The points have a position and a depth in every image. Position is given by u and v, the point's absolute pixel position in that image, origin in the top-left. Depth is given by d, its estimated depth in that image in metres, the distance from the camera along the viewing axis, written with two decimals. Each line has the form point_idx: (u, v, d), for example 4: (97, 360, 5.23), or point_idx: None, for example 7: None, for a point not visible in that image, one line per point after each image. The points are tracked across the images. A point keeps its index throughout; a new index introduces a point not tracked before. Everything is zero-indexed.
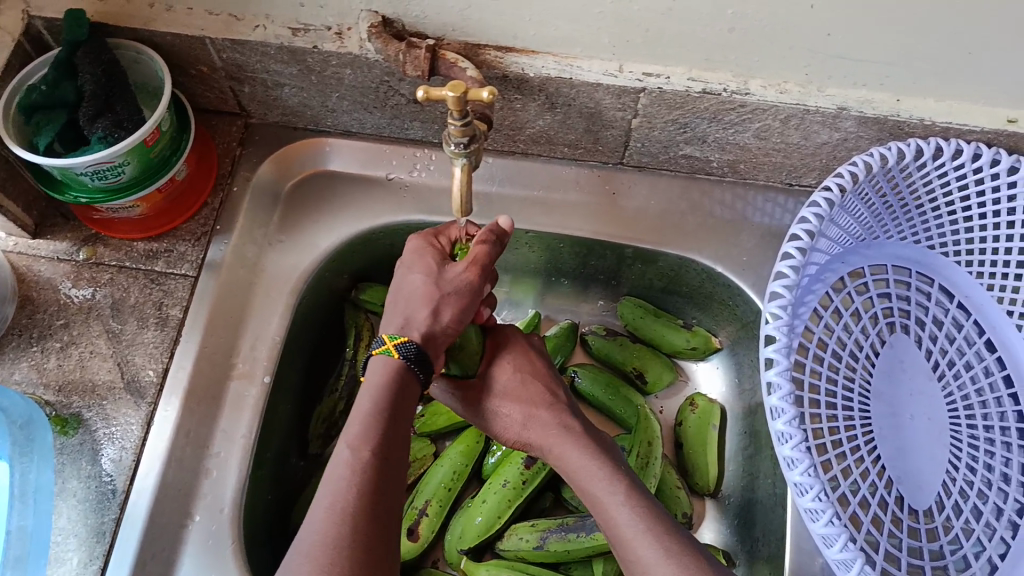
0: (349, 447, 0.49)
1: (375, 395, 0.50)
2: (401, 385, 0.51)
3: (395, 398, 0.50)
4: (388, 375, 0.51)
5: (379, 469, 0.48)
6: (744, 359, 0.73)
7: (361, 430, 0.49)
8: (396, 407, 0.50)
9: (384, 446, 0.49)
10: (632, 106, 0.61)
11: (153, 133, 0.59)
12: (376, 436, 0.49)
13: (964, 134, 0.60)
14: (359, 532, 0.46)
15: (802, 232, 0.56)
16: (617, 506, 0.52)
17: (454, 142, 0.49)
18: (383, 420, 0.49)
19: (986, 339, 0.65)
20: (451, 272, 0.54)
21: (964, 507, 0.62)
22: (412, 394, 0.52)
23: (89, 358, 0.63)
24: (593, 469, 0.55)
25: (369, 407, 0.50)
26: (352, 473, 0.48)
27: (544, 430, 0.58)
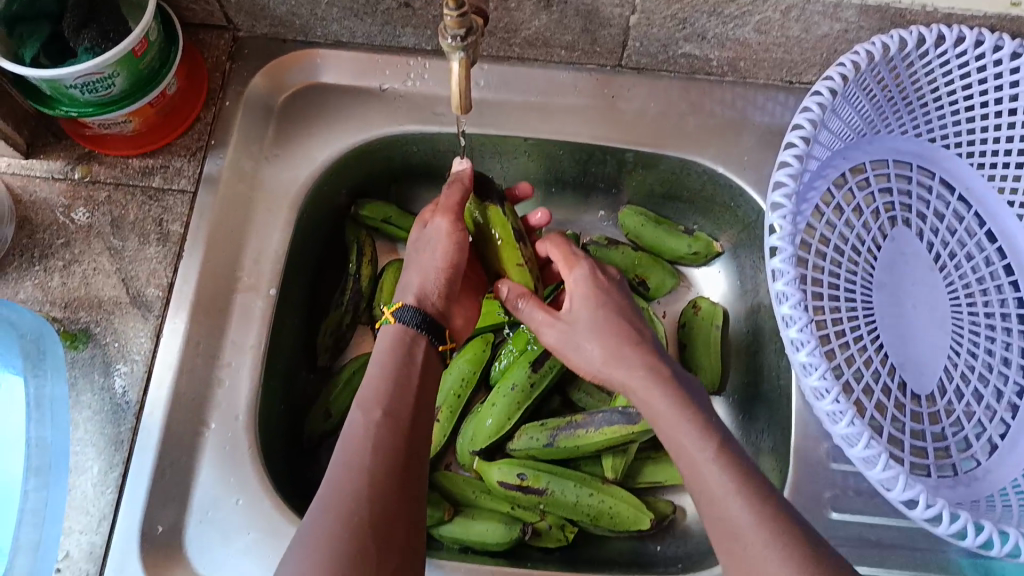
0: (362, 410, 0.51)
1: (384, 360, 0.54)
2: (408, 342, 0.56)
3: (400, 362, 0.54)
4: (393, 336, 0.56)
5: (391, 430, 0.50)
6: (745, 261, 0.74)
7: (374, 392, 0.52)
8: (403, 370, 0.54)
9: (396, 406, 0.52)
10: (630, 2, 0.60)
11: (141, 44, 0.58)
12: (386, 399, 0.52)
13: (966, 20, 0.60)
14: (378, 482, 0.47)
15: (805, 121, 0.56)
16: (707, 461, 0.49)
17: (451, 36, 0.49)
18: (392, 382, 0.53)
19: (986, 229, 0.66)
20: (428, 231, 0.61)
21: (965, 391, 0.63)
22: (421, 354, 0.56)
23: (93, 276, 0.63)
24: (680, 419, 0.52)
25: (377, 376, 0.53)
26: (366, 432, 0.50)
27: (629, 369, 0.56)
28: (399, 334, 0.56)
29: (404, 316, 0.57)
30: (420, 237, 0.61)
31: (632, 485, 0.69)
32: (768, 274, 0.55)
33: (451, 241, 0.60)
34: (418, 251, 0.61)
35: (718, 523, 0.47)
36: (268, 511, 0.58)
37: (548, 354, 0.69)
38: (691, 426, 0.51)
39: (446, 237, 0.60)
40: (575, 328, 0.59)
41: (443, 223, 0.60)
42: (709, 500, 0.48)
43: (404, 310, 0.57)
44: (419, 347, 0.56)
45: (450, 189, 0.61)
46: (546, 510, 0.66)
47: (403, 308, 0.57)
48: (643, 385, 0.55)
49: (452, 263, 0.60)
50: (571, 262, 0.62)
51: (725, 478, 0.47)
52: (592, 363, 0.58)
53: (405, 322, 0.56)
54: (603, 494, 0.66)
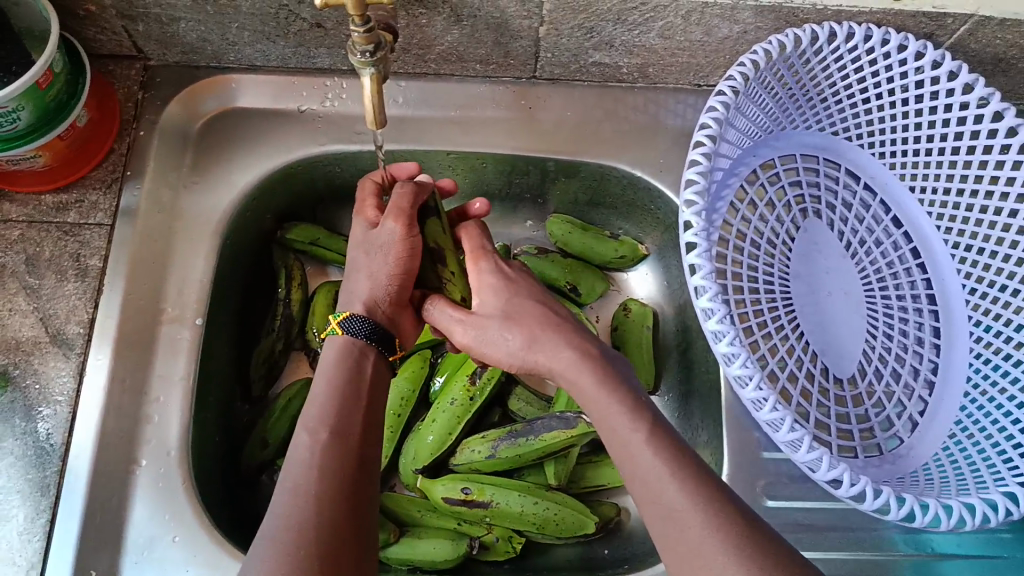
0: (308, 430, 0.51)
1: (331, 376, 0.54)
2: (355, 355, 0.55)
3: (348, 376, 0.54)
4: (340, 349, 0.55)
5: (338, 447, 0.50)
6: (671, 262, 0.76)
7: (320, 411, 0.52)
8: (349, 388, 0.53)
9: (343, 424, 0.51)
10: (537, 13, 0.61)
11: (46, 75, 0.57)
12: (333, 417, 0.51)
13: (854, 16, 0.63)
14: (325, 502, 0.46)
15: (710, 121, 0.58)
16: (639, 446, 0.48)
17: (359, 52, 0.49)
18: (338, 400, 0.52)
19: (892, 215, 0.70)
20: (377, 232, 0.59)
21: (884, 371, 0.66)
22: (370, 367, 0.55)
23: (10, 317, 0.61)
24: (610, 405, 0.51)
25: (324, 395, 0.52)
26: (312, 451, 0.49)
27: (553, 353, 0.55)
28: (346, 346, 0.56)
29: (352, 328, 0.56)
30: (366, 240, 0.59)
31: (575, 489, 0.70)
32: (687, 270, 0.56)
33: (402, 247, 0.58)
34: (366, 255, 0.58)
35: (654, 510, 0.46)
36: (206, 544, 0.57)
37: (484, 367, 0.70)
38: (627, 413, 0.50)
39: (398, 242, 0.58)
40: (486, 326, 0.59)
41: (394, 227, 0.58)
42: (643, 486, 0.47)
43: (354, 320, 0.56)
44: (367, 358, 0.56)
45: (402, 188, 0.58)
46: (492, 523, 0.66)
47: (352, 318, 0.56)
48: (568, 370, 0.54)
49: (403, 269, 0.58)
50: (478, 258, 0.62)
51: (657, 464, 0.47)
52: (512, 356, 0.58)
53: (352, 335, 0.56)
54: (548, 501, 0.66)
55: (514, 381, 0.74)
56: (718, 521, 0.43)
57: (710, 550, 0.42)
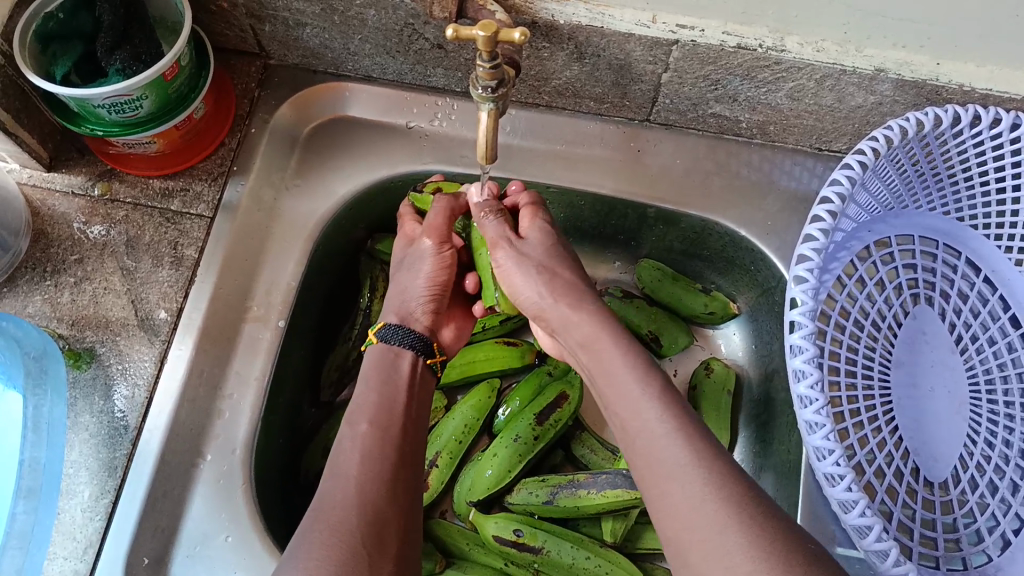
0: (350, 423, 0.52)
1: (368, 379, 0.55)
2: (392, 358, 0.57)
3: (386, 376, 0.55)
4: (379, 355, 0.57)
5: (378, 437, 0.51)
6: (763, 325, 0.72)
7: (362, 405, 0.53)
8: (389, 382, 0.55)
9: (383, 416, 0.53)
10: (663, 60, 0.59)
11: (172, 68, 0.58)
12: (373, 409, 0.53)
13: (1003, 102, 0.59)
14: (368, 493, 0.47)
15: (833, 194, 0.55)
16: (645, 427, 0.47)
17: (481, 86, 0.48)
18: (377, 395, 0.54)
19: (1011, 314, 0.64)
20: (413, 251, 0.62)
21: (980, 481, 0.61)
22: (407, 366, 0.57)
23: (103, 295, 0.63)
24: (622, 394, 0.50)
25: (364, 390, 0.54)
26: (356, 442, 0.51)
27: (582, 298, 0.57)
28: (385, 352, 0.57)
29: (386, 335, 0.58)
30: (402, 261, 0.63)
31: (630, 548, 0.67)
32: (788, 347, 0.53)
33: (436, 263, 0.61)
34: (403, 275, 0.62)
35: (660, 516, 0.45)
36: (257, 550, 0.57)
37: (553, 409, 0.68)
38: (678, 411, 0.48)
39: (430, 257, 0.61)
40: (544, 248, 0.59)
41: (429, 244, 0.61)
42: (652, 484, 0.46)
43: (388, 329, 0.58)
44: (404, 361, 0.57)
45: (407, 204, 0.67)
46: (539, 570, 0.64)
47: (387, 327, 0.58)
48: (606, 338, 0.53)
49: (435, 283, 0.61)
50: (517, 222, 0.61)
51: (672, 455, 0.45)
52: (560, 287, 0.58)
53: (388, 341, 0.57)
54: (601, 558, 0.64)
55: (580, 427, 0.71)
56: (726, 502, 0.42)
57: (725, 549, 0.40)
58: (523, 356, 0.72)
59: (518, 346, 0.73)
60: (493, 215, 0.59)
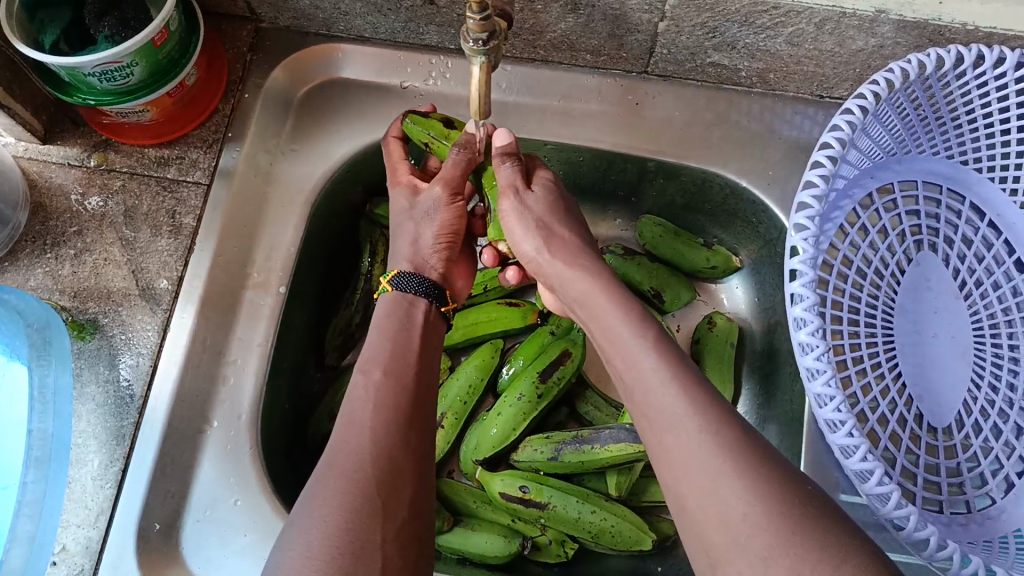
0: (363, 371, 0.51)
1: (381, 327, 0.54)
2: (406, 306, 0.56)
3: (400, 326, 0.55)
4: (391, 303, 0.56)
5: (392, 385, 0.50)
6: (766, 277, 0.72)
7: (376, 353, 0.52)
8: (403, 330, 0.54)
9: (397, 365, 0.52)
10: (659, 8, 0.58)
11: (162, 33, 0.57)
12: (386, 358, 0.52)
13: (1007, 40, 0.58)
14: (380, 441, 0.47)
15: (833, 140, 0.54)
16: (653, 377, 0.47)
17: (472, 39, 0.48)
18: (390, 343, 0.53)
19: (1016, 258, 0.63)
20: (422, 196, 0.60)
21: (983, 425, 0.61)
22: (420, 316, 0.56)
23: (103, 265, 0.63)
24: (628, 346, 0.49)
25: (377, 338, 0.54)
26: (369, 389, 0.50)
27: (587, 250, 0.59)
28: (397, 301, 0.56)
29: (401, 284, 0.57)
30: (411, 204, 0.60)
31: (636, 502, 0.68)
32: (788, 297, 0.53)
33: (449, 211, 0.60)
34: (410, 221, 0.60)
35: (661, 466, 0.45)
36: (266, 512, 0.58)
37: (556, 367, 0.68)
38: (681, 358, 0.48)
39: (443, 205, 0.59)
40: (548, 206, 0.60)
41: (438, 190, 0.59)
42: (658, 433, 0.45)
43: (401, 277, 0.57)
44: (418, 310, 0.56)
45: (394, 140, 0.63)
46: (547, 525, 0.65)
47: (399, 274, 0.58)
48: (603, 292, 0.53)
49: (446, 229, 0.60)
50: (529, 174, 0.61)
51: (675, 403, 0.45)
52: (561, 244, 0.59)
53: (404, 290, 0.57)
54: (606, 512, 0.64)
55: (585, 385, 0.72)
56: (722, 440, 0.42)
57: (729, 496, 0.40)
58: (525, 316, 0.72)
59: (521, 306, 0.72)
60: (509, 165, 0.57)
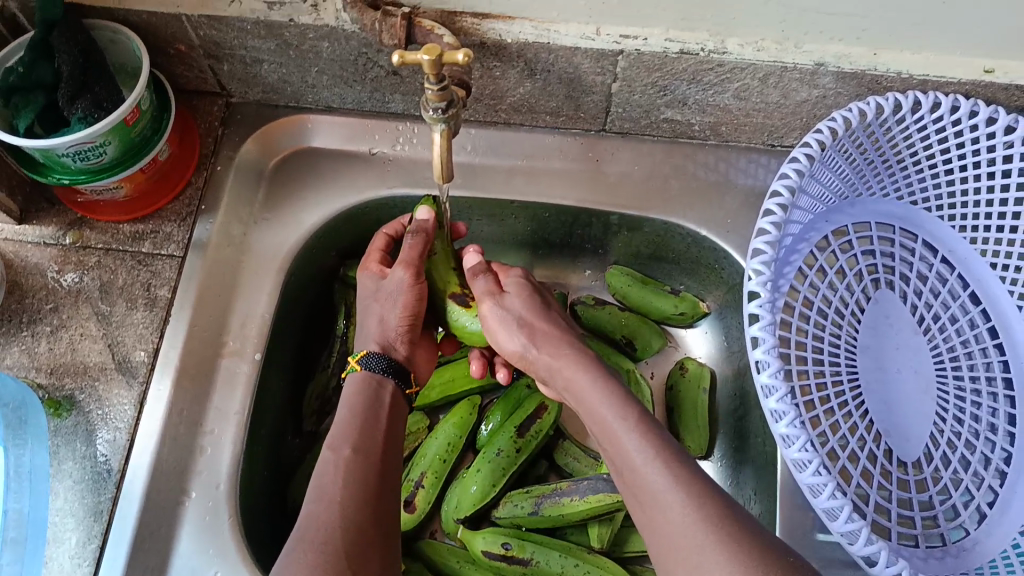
0: (333, 447, 0.52)
1: (349, 405, 0.55)
2: (375, 387, 0.57)
3: (369, 406, 0.56)
4: (360, 383, 0.57)
5: (360, 461, 0.52)
6: (731, 322, 0.74)
7: (344, 429, 0.53)
8: (375, 409, 0.56)
9: (365, 441, 0.53)
10: (611, 70, 0.61)
11: (133, 112, 0.59)
12: (355, 435, 0.53)
13: (941, 86, 0.61)
14: (349, 518, 0.48)
15: (783, 188, 0.56)
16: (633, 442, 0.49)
17: (432, 108, 0.50)
18: (360, 420, 0.54)
19: (971, 292, 0.66)
20: (387, 280, 0.62)
21: (952, 457, 0.63)
22: (388, 397, 0.57)
23: (80, 341, 0.63)
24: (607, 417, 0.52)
25: (345, 414, 0.55)
26: (338, 467, 0.51)
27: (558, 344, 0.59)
28: (365, 382, 0.57)
29: (370, 364, 0.58)
30: (378, 289, 0.62)
31: (619, 553, 0.68)
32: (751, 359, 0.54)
33: (412, 291, 0.61)
34: (376, 302, 0.62)
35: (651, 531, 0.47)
36: None
37: (533, 420, 0.69)
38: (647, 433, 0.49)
39: (405, 287, 0.61)
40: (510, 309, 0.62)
41: (401, 274, 0.61)
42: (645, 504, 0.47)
43: (371, 356, 0.58)
44: (386, 391, 0.57)
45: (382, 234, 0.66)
46: None
47: (370, 354, 0.59)
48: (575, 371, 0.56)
49: (410, 310, 0.61)
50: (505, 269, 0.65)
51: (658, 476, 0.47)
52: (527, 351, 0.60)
53: (372, 369, 0.58)
54: (589, 564, 0.64)
55: (562, 436, 0.72)
56: (705, 515, 0.44)
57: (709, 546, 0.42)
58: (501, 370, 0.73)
59: None
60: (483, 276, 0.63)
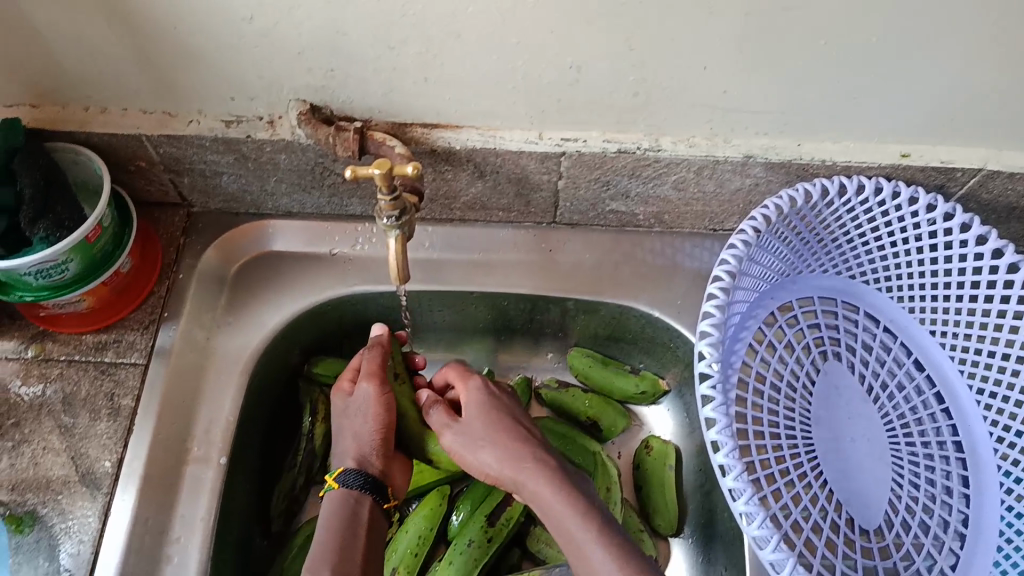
0: (313, 570, 0.55)
1: (328, 526, 0.58)
2: (352, 503, 0.59)
3: (347, 526, 0.58)
4: (340, 502, 0.59)
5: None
6: (691, 401, 0.75)
7: (323, 554, 0.56)
8: (353, 534, 0.57)
9: (345, 563, 0.56)
10: (555, 170, 0.65)
11: (95, 229, 0.61)
12: (336, 558, 0.56)
13: (864, 170, 0.65)
14: None
15: (723, 273, 0.59)
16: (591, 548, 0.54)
17: (386, 216, 0.53)
18: (338, 544, 0.56)
19: (914, 359, 0.69)
20: (355, 397, 0.64)
21: (912, 523, 0.65)
22: (365, 514, 0.59)
23: (42, 455, 0.64)
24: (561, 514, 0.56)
25: (324, 542, 0.57)
26: None
27: (519, 463, 0.59)
28: (344, 499, 0.59)
29: (348, 481, 0.60)
30: (345, 409, 0.64)
31: None
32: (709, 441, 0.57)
33: (379, 403, 0.63)
34: (347, 420, 0.64)
35: None
36: None
37: (503, 507, 0.71)
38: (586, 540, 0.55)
39: (373, 401, 0.63)
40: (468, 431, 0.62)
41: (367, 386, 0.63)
42: None
43: (348, 473, 0.60)
44: (364, 507, 0.59)
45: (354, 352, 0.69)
46: None
47: (346, 471, 0.60)
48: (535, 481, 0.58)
49: (384, 423, 0.63)
50: (465, 379, 0.65)
51: None
52: (492, 468, 0.61)
53: (349, 486, 0.59)
54: None
55: (534, 521, 0.73)
56: None
57: None
58: None
59: None
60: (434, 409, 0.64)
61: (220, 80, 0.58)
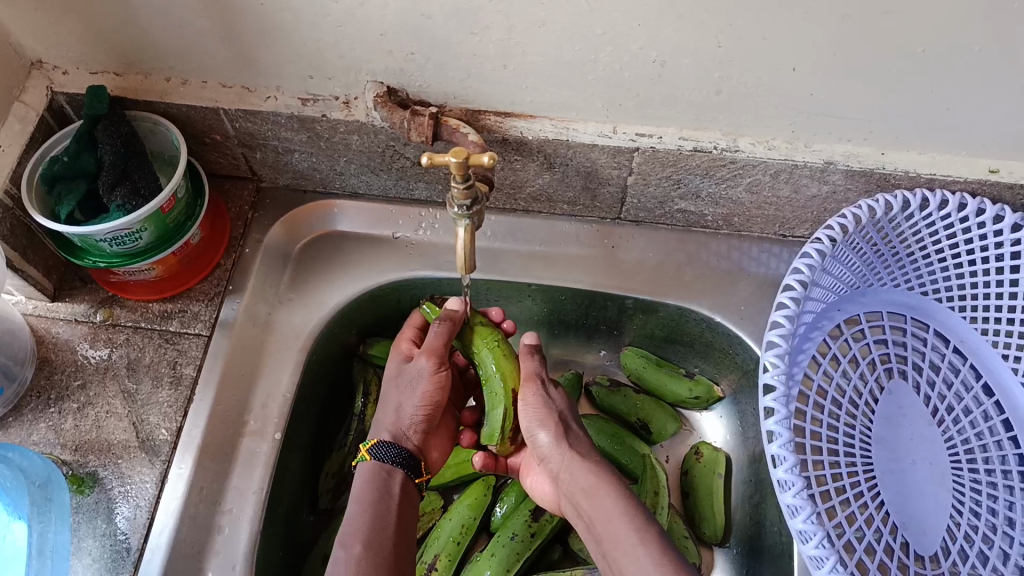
0: (343, 544, 0.55)
1: (360, 501, 0.57)
2: (384, 477, 0.58)
3: (378, 499, 0.57)
4: (370, 474, 0.58)
5: (372, 550, 0.55)
6: (745, 407, 0.74)
7: (354, 526, 0.56)
8: (381, 505, 0.57)
9: (377, 534, 0.55)
10: (627, 165, 0.64)
11: (169, 201, 0.62)
12: (366, 530, 0.55)
13: (948, 184, 0.63)
14: None
15: (795, 281, 0.58)
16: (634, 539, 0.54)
17: (457, 205, 0.52)
18: (369, 517, 0.56)
19: (983, 382, 0.67)
20: (410, 367, 0.62)
21: (970, 552, 0.63)
22: (397, 487, 0.59)
23: (105, 419, 0.65)
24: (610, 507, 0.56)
25: (354, 512, 0.56)
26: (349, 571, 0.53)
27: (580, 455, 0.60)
28: (375, 471, 0.59)
29: (380, 454, 0.59)
30: (399, 376, 0.62)
31: None
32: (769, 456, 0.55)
33: (432, 382, 0.61)
34: (395, 389, 0.62)
35: None
36: None
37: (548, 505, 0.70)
38: (631, 546, 0.53)
39: (427, 377, 0.61)
40: (547, 407, 0.60)
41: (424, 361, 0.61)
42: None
43: (380, 446, 0.59)
44: (395, 480, 0.59)
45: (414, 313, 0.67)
46: None
47: (379, 443, 0.59)
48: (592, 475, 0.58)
49: (431, 404, 0.62)
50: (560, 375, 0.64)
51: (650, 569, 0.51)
52: (552, 446, 0.60)
53: (381, 461, 0.58)
54: None
55: None
56: None
57: None
58: None
59: None
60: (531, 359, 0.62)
61: (300, 59, 0.58)
